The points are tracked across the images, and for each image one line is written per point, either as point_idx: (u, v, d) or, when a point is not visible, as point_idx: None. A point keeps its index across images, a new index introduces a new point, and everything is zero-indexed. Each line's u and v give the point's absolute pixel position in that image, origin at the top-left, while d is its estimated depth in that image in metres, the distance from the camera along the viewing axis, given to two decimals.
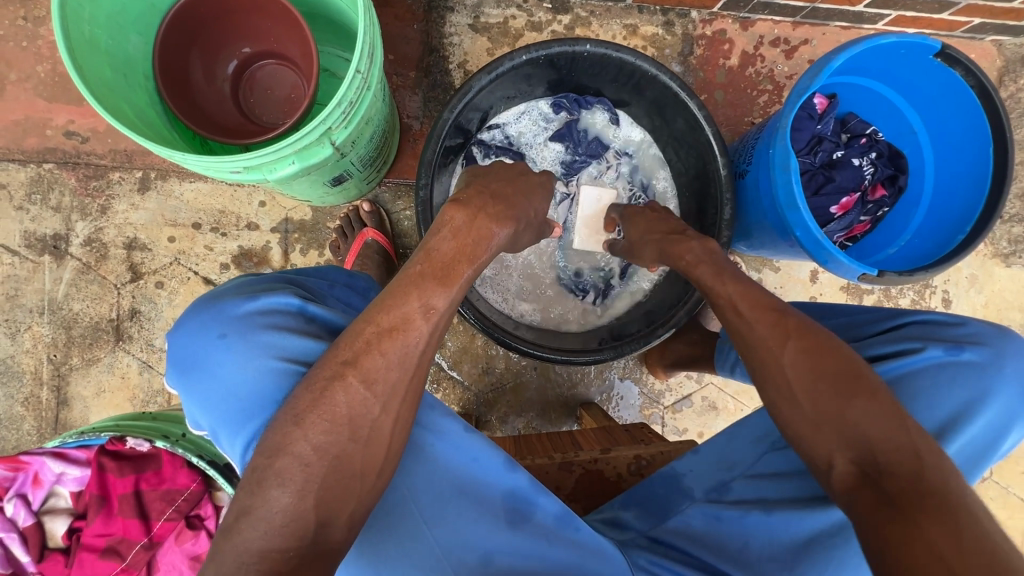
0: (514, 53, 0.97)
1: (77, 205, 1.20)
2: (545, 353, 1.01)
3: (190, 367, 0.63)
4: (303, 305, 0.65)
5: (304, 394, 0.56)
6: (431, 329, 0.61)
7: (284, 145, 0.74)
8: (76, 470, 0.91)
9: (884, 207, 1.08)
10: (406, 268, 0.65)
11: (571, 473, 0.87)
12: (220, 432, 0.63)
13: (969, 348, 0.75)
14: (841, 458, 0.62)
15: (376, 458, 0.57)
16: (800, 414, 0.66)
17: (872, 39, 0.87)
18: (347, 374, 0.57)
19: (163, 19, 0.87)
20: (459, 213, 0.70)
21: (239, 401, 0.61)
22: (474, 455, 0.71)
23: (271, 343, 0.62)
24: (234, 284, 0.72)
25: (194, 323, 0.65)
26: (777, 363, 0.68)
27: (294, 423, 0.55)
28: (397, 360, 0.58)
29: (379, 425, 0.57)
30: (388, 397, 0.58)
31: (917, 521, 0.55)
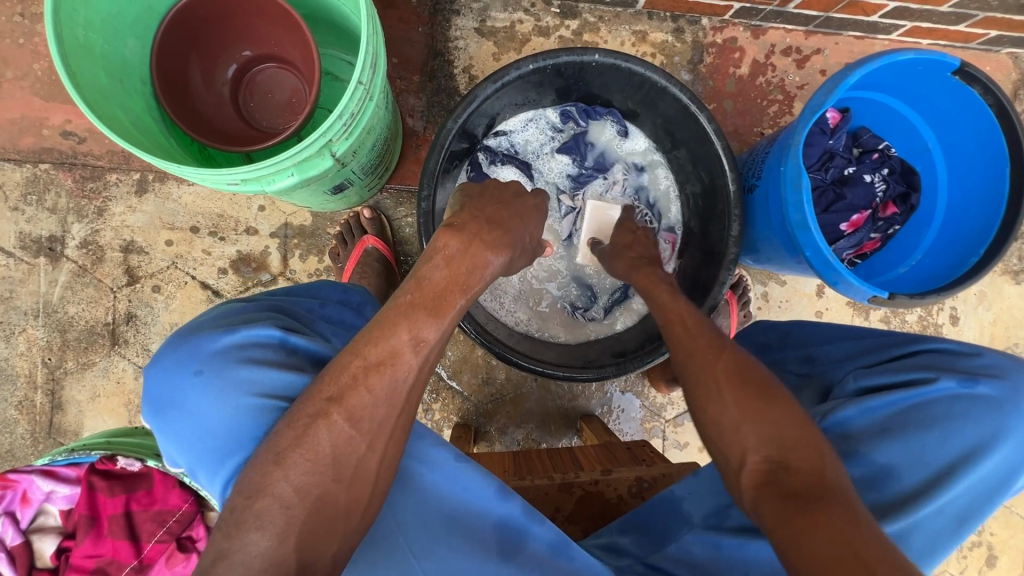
0: (520, 62, 0.95)
1: (73, 206, 1.18)
2: (548, 370, 0.99)
3: (164, 406, 0.59)
4: (286, 337, 0.62)
5: (285, 432, 0.55)
6: (420, 362, 0.60)
7: (284, 158, 0.72)
8: (66, 488, 0.89)
9: (895, 225, 1.06)
10: (396, 296, 0.63)
11: (571, 494, 0.86)
12: (199, 474, 0.59)
13: (985, 381, 0.73)
14: (755, 455, 0.63)
15: (362, 496, 0.56)
16: (722, 413, 0.66)
17: (890, 56, 0.85)
18: (332, 412, 0.55)
19: (161, 21, 0.85)
20: (453, 240, 0.68)
21: (220, 442, 0.58)
22: (466, 484, 0.69)
23: (253, 379, 0.59)
24: (212, 313, 0.68)
25: (170, 358, 0.61)
26: (706, 368, 0.70)
27: (275, 463, 0.53)
28: (384, 396, 0.57)
29: (365, 464, 0.56)
30: (374, 434, 0.57)
31: (821, 514, 0.56)
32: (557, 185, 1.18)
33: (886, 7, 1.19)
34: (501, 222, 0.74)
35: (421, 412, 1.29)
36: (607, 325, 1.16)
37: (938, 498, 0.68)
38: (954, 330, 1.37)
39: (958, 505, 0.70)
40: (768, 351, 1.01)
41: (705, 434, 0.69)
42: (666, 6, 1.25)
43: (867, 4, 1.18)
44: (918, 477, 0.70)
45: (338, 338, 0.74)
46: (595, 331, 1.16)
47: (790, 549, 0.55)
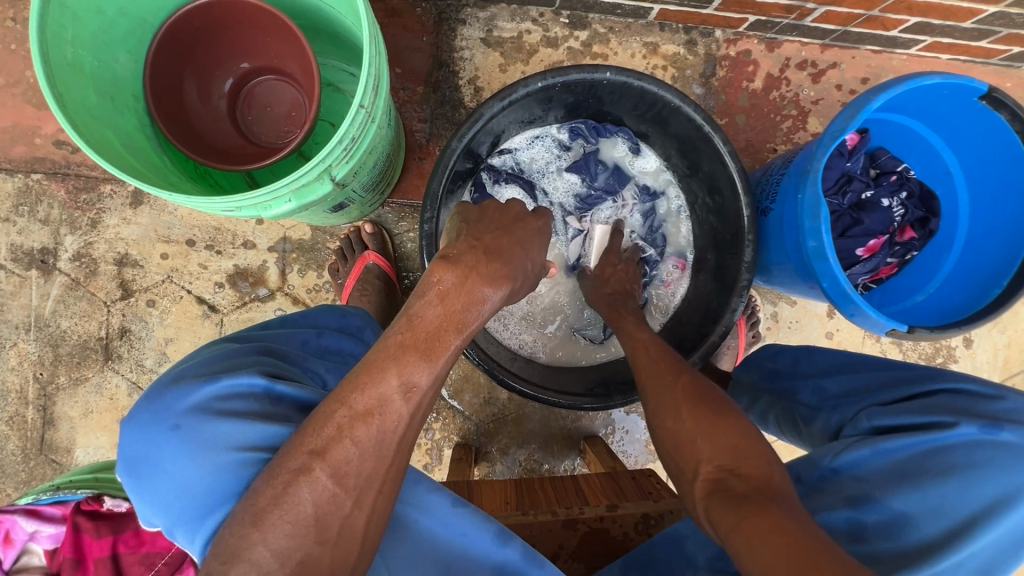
0: (528, 80, 0.91)
1: (66, 218, 1.15)
2: (554, 398, 0.96)
3: (139, 463, 0.55)
4: (271, 385, 0.60)
5: (265, 489, 0.52)
6: (411, 410, 0.57)
7: (280, 185, 0.69)
8: (50, 527, 0.83)
9: (913, 250, 1.02)
10: (386, 335, 0.59)
11: (575, 531, 0.83)
12: (176, 535, 0.55)
13: (1009, 427, 0.65)
14: (707, 461, 0.63)
15: (348, 557, 0.53)
16: (678, 426, 0.69)
17: (914, 80, 0.81)
18: (314, 467, 0.52)
19: (155, 35, 0.83)
20: (447, 274, 0.63)
21: (198, 500, 0.54)
22: (462, 530, 0.66)
23: (232, 432, 0.56)
24: (193, 360, 0.64)
25: (145, 412, 0.57)
26: (667, 389, 0.75)
27: (253, 525, 0.50)
28: (371, 448, 0.54)
29: (350, 523, 0.53)
30: (360, 490, 0.54)
31: (770, 512, 0.54)
32: (565, 206, 1.15)
33: (906, 22, 1.15)
34: (500, 252, 0.70)
35: (421, 431, 1.26)
36: (613, 346, 1.13)
37: (953, 555, 0.61)
38: (967, 353, 1.33)
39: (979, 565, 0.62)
40: (776, 378, 0.97)
41: (668, 455, 0.70)
42: (679, 18, 1.22)
43: (887, 19, 1.15)
44: (933, 529, 0.63)
45: (333, 374, 0.71)
46: (600, 354, 1.13)
47: (741, 550, 0.52)
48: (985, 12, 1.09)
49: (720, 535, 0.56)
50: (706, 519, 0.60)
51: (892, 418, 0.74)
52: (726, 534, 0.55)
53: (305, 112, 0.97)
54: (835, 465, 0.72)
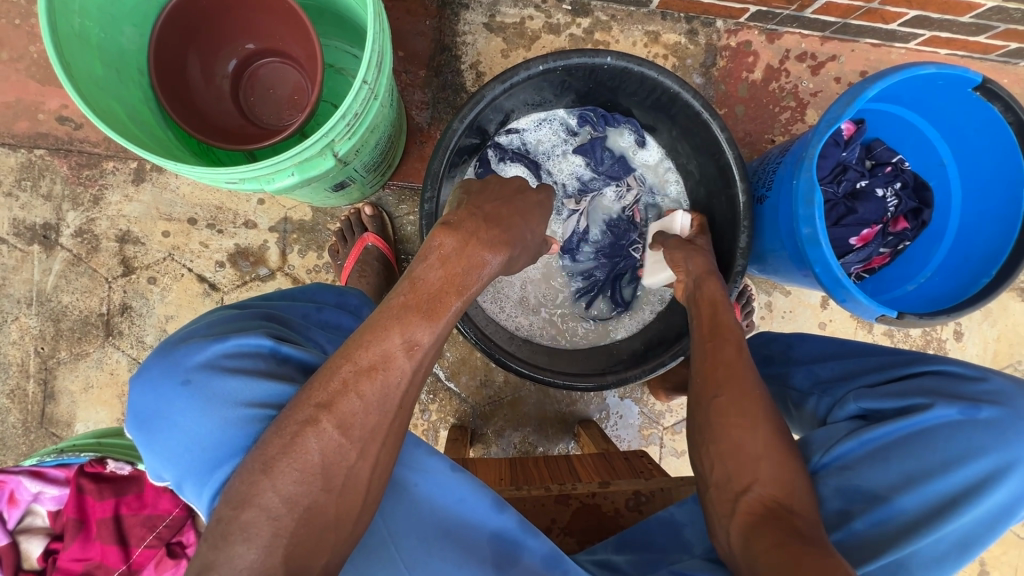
0: (530, 63, 0.92)
1: (69, 194, 1.16)
2: (547, 377, 0.97)
3: (151, 417, 0.57)
4: (278, 346, 0.61)
5: (273, 439, 0.53)
6: (414, 366, 0.58)
7: (283, 159, 0.70)
8: (54, 490, 0.85)
9: (905, 240, 1.04)
10: (390, 297, 0.61)
11: (568, 506, 0.85)
12: (186, 488, 0.57)
13: (988, 407, 0.68)
14: (763, 488, 0.66)
15: (353, 507, 0.55)
16: (745, 438, 0.70)
17: (910, 69, 0.83)
18: (321, 419, 0.54)
19: (162, 11, 0.83)
20: (449, 238, 0.65)
21: (207, 453, 0.56)
22: (461, 496, 0.68)
23: (240, 389, 0.57)
24: (201, 322, 0.66)
25: (155, 370, 0.59)
26: (739, 391, 0.73)
27: (262, 472, 0.52)
28: (376, 402, 0.56)
29: (355, 473, 0.55)
30: (365, 442, 0.55)
31: (820, 549, 0.57)
32: (566, 187, 1.16)
33: (906, 16, 1.16)
34: (500, 218, 0.71)
35: (417, 413, 1.27)
36: (609, 328, 1.14)
37: (934, 532, 0.63)
38: (957, 346, 1.35)
39: (959, 540, 0.64)
40: (769, 363, 0.99)
41: (716, 458, 0.71)
42: (681, 7, 1.22)
43: (887, 12, 1.16)
44: (917, 508, 0.65)
45: (332, 344, 0.72)
46: (597, 336, 1.14)
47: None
48: (983, 7, 1.10)
49: (747, 553, 0.62)
50: (742, 539, 0.64)
51: (877, 402, 0.75)
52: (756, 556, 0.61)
53: (307, 97, 0.98)
54: (825, 459, 0.72)
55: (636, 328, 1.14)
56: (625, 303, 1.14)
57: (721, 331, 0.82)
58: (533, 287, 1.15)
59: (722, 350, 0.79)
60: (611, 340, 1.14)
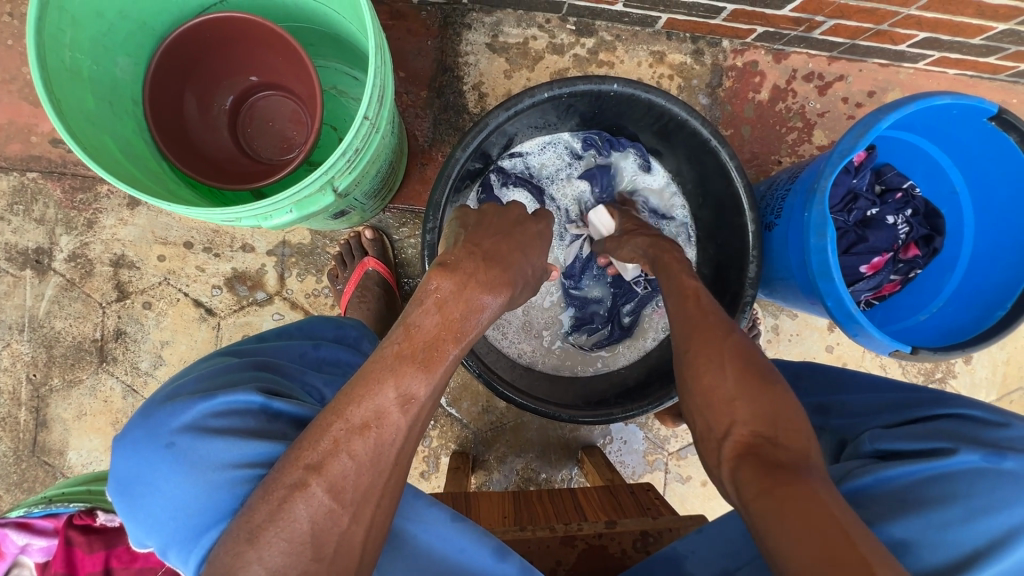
0: (535, 90, 0.90)
1: (62, 218, 1.13)
2: (544, 408, 0.95)
3: (133, 482, 0.55)
4: (268, 402, 0.58)
5: (261, 506, 0.51)
6: (410, 421, 0.55)
7: (283, 197, 0.68)
8: (41, 541, 0.82)
9: (916, 268, 1.02)
10: (384, 345, 0.57)
11: (574, 548, 0.82)
12: (171, 556, 0.54)
13: (1013, 455, 0.62)
14: (742, 426, 0.60)
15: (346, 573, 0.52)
16: (718, 383, 0.64)
17: (925, 99, 0.81)
18: (310, 482, 0.51)
19: (161, 44, 0.82)
20: (445, 281, 0.61)
21: (193, 519, 0.53)
22: (462, 546, 0.64)
23: (227, 451, 0.54)
24: (190, 375, 0.63)
25: (139, 432, 0.56)
26: (710, 341, 0.68)
27: (248, 543, 0.50)
28: (368, 461, 0.53)
29: (348, 538, 0.52)
30: (357, 506, 0.52)
31: (805, 487, 0.52)
32: (570, 212, 1.14)
33: (915, 37, 1.14)
34: (500, 255, 0.68)
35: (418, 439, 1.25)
36: (612, 355, 1.12)
37: None
38: (966, 368, 1.33)
39: None
40: None
41: (694, 408, 0.66)
42: (687, 27, 1.20)
43: (896, 33, 1.14)
44: (937, 560, 0.61)
45: (330, 387, 0.70)
46: (600, 363, 1.12)
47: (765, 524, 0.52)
48: (994, 29, 1.08)
49: (741, 499, 0.56)
50: (730, 482, 0.59)
51: (895, 444, 0.72)
52: (749, 502, 0.55)
53: (307, 132, 0.98)
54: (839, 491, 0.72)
55: (640, 355, 1.12)
56: (630, 329, 1.12)
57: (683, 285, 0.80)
58: (537, 313, 1.13)
59: (688, 302, 0.76)
60: (614, 367, 1.12)
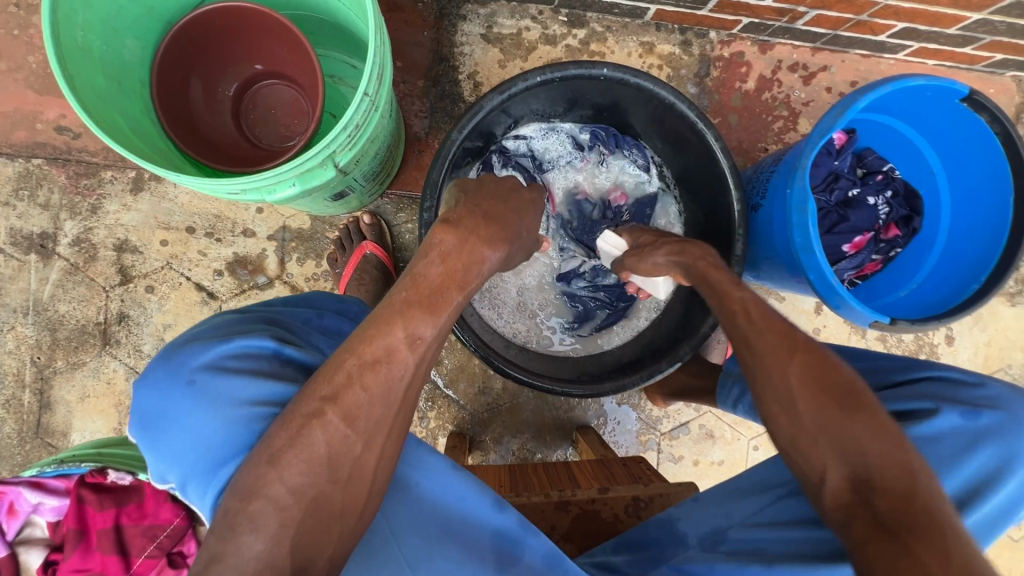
0: (528, 74, 0.93)
1: (66, 203, 1.16)
2: (535, 379, 0.97)
3: (155, 417, 0.58)
4: (280, 349, 0.62)
5: (279, 432, 0.54)
6: (417, 359, 0.58)
7: (286, 169, 0.71)
8: (54, 500, 0.85)
9: (897, 247, 1.06)
10: (391, 294, 0.61)
11: (567, 513, 0.85)
12: (190, 489, 0.58)
13: (988, 412, 0.68)
14: (835, 476, 0.58)
15: (359, 496, 0.55)
16: (797, 425, 0.62)
17: (900, 81, 0.85)
18: (327, 411, 0.54)
19: (169, 29, 0.85)
20: (448, 235, 0.66)
21: (211, 451, 0.56)
22: (462, 494, 0.67)
23: (244, 389, 0.58)
24: (207, 323, 0.67)
25: (160, 372, 0.60)
26: (779, 374, 0.64)
27: (269, 464, 0.53)
28: (380, 394, 0.56)
29: (362, 464, 0.55)
30: (371, 433, 0.56)
31: (914, 544, 0.51)
32: (566, 200, 1.19)
33: (894, 27, 1.19)
34: (499, 216, 0.72)
35: (416, 420, 1.27)
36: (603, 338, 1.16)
37: None
38: (949, 350, 1.37)
39: None
40: None
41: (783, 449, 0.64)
42: (675, 18, 1.25)
43: (876, 24, 1.18)
44: None
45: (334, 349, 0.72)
46: (590, 345, 1.15)
47: None
48: (968, 20, 1.12)
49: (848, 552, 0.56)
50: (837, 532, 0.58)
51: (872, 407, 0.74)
52: (858, 548, 0.54)
53: (308, 121, 1.01)
54: None
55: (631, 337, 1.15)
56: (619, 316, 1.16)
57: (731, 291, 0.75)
58: (531, 293, 1.16)
59: (741, 316, 0.72)
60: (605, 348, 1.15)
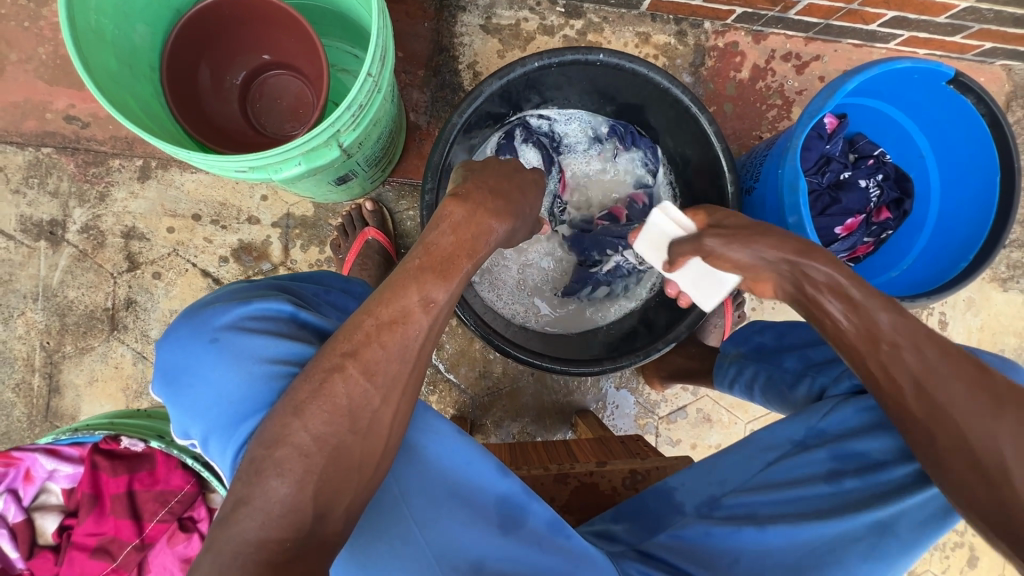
0: (526, 59, 0.96)
1: (75, 191, 1.19)
2: (534, 359, 0.99)
3: (180, 373, 0.62)
4: (297, 312, 0.64)
5: (303, 385, 0.57)
6: (431, 322, 0.61)
7: (293, 147, 0.74)
8: (68, 466, 0.89)
9: (888, 230, 1.08)
10: (405, 261, 0.64)
11: (566, 485, 0.87)
12: (211, 442, 0.61)
13: None
14: None
15: (375, 450, 0.58)
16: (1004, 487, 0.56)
17: (887, 63, 0.87)
18: (347, 365, 0.57)
19: (182, 16, 0.88)
20: (458, 208, 0.68)
21: (230, 407, 0.60)
22: (468, 459, 0.68)
23: (262, 349, 0.61)
24: (228, 288, 0.70)
25: (185, 331, 0.64)
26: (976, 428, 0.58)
27: (294, 414, 0.55)
28: (397, 352, 0.59)
29: (380, 417, 0.58)
30: (389, 388, 0.58)
31: None
32: (574, 186, 1.22)
33: (884, 16, 1.21)
34: (503, 189, 0.74)
35: None
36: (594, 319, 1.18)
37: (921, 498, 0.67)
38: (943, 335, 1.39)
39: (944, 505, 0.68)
40: None
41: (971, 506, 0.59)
42: (670, 9, 1.27)
43: (866, 13, 1.21)
44: (907, 476, 0.68)
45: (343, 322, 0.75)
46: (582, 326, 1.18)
47: None
48: (957, 8, 1.15)
49: None
50: None
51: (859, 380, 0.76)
52: None
53: (312, 112, 1.03)
54: (822, 425, 0.75)
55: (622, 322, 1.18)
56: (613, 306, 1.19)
57: (878, 316, 0.65)
58: (532, 272, 1.19)
59: (902, 352, 0.63)
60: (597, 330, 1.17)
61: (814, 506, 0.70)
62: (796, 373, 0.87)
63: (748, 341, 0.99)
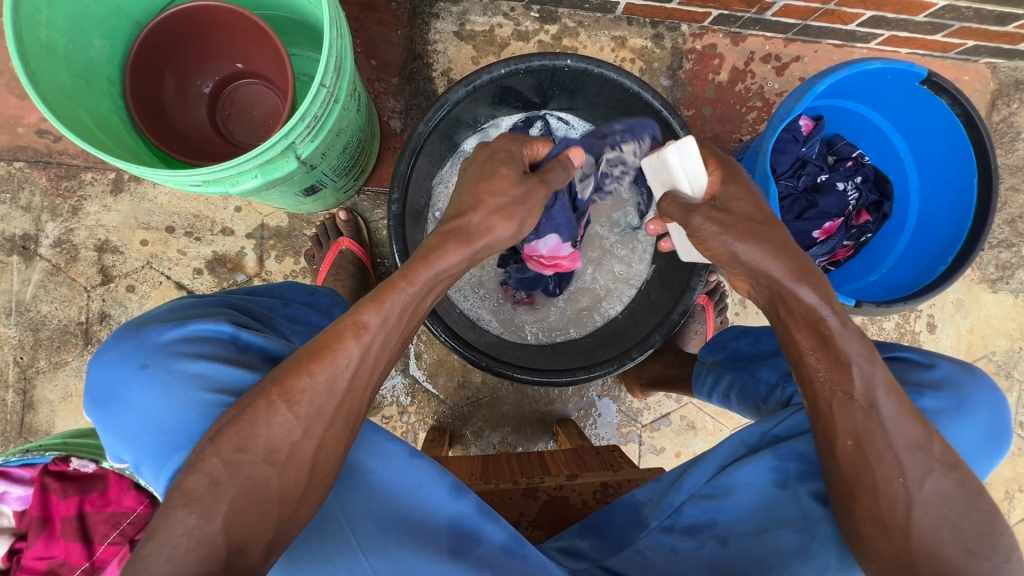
0: (493, 66, 0.94)
1: (47, 205, 1.18)
2: (506, 370, 0.97)
3: (110, 398, 0.62)
4: (238, 333, 0.65)
5: (228, 412, 0.59)
6: (362, 349, 0.60)
7: (246, 160, 0.73)
8: (19, 489, 0.89)
9: (868, 233, 1.06)
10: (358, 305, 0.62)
11: (535, 499, 0.85)
12: (144, 467, 0.62)
13: (930, 394, 0.70)
14: None
15: (295, 483, 0.58)
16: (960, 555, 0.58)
17: (857, 65, 0.85)
18: (272, 394, 0.58)
19: (149, 26, 0.87)
20: None
21: (166, 431, 0.60)
22: (419, 481, 0.66)
23: (200, 373, 0.62)
24: (165, 308, 0.71)
25: (117, 353, 0.64)
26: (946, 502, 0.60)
27: (211, 441, 0.57)
28: (323, 383, 0.59)
29: (299, 450, 0.58)
30: (311, 420, 0.58)
31: None
32: None
33: (862, 16, 1.20)
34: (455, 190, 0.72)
35: (396, 415, 1.27)
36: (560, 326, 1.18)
37: None
38: (931, 338, 1.36)
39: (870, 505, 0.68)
40: None
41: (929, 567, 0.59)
42: (645, 12, 1.26)
43: (844, 13, 1.19)
44: None
45: (299, 337, 0.75)
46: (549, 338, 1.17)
47: None
48: (934, 6, 1.13)
49: None
50: None
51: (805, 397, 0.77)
52: None
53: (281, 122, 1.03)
54: (776, 431, 0.75)
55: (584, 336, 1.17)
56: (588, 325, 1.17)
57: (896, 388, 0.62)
58: (489, 277, 1.18)
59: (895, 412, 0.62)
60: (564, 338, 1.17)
61: (759, 520, 0.70)
62: (769, 385, 0.85)
63: (724, 349, 0.97)
